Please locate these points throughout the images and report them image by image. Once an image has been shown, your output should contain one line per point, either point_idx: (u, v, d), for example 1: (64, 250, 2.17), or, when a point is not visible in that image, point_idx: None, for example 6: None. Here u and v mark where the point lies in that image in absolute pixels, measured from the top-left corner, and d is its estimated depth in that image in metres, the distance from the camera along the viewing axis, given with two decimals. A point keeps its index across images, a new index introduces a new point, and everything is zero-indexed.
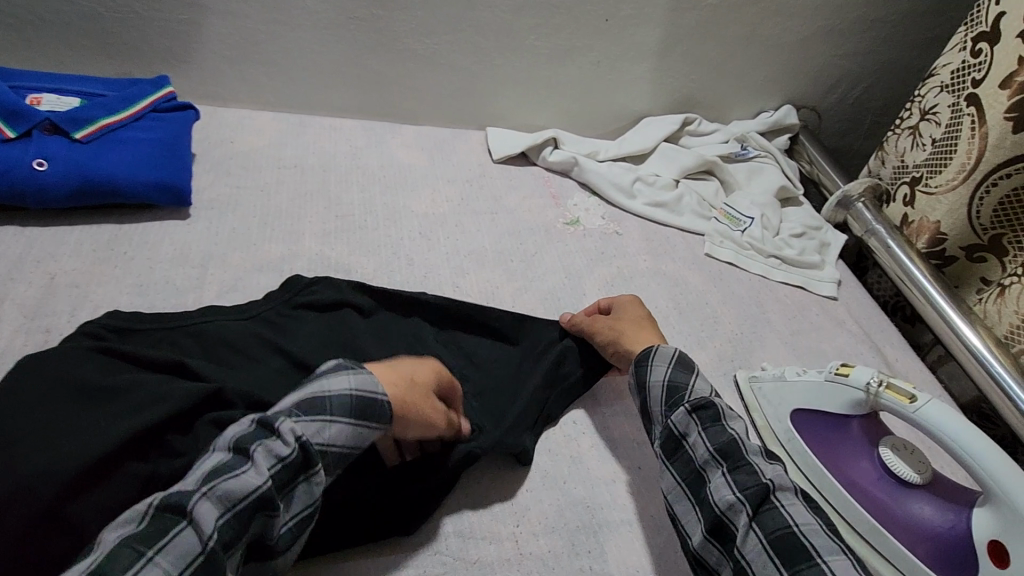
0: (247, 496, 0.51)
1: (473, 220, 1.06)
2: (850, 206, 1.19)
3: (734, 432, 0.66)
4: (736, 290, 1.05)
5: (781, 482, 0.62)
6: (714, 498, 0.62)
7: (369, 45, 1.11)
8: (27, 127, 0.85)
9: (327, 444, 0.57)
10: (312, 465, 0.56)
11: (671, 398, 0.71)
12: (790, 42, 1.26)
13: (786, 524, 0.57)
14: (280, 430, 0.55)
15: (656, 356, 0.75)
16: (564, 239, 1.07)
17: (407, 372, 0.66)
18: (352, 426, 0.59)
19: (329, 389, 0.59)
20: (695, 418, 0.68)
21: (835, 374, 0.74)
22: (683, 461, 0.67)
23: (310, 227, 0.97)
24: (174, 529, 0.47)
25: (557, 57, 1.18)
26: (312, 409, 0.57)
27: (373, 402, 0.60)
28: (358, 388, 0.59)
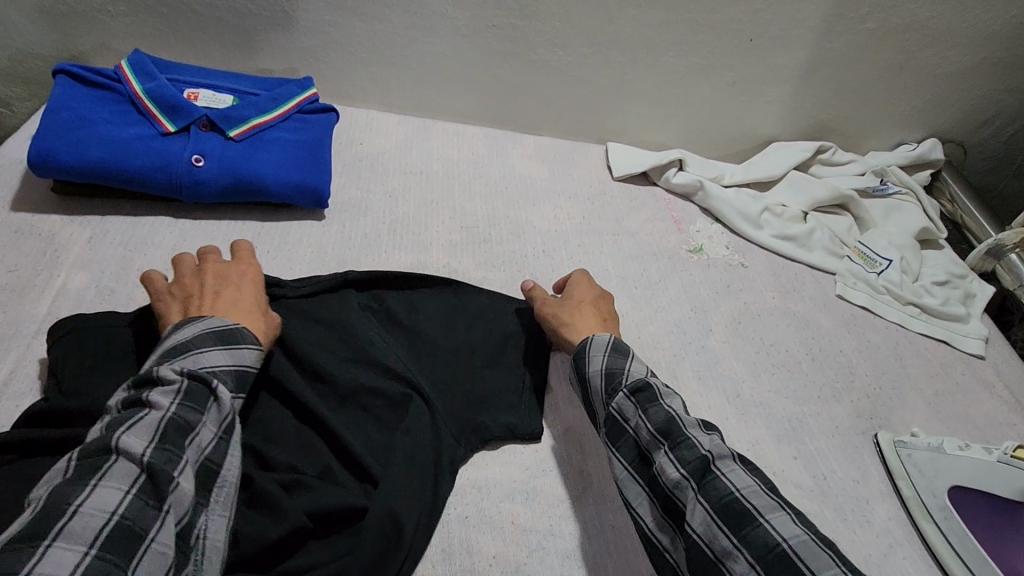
0: (163, 421, 0.51)
1: (594, 240, 1.03)
2: (1001, 257, 1.10)
3: (669, 409, 0.64)
4: (872, 338, 0.98)
5: (719, 451, 0.61)
6: (662, 479, 0.61)
7: (501, 54, 1.10)
8: (185, 123, 0.89)
9: (213, 368, 0.58)
10: (211, 384, 0.56)
11: (610, 386, 0.68)
12: (947, 71, 1.16)
13: (727, 490, 0.57)
14: (161, 372, 0.54)
15: (592, 346, 0.72)
16: (688, 267, 1.03)
17: (235, 303, 0.66)
18: (226, 351, 0.60)
19: (183, 337, 0.59)
20: (633, 401, 0.66)
21: (1012, 454, 0.72)
22: (626, 446, 0.65)
23: (437, 237, 0.97)
24: (104, 465, 0.47)
25: (691, 75, 1.13)
26: (178, 351, 0.57)
27: (233, 332, 0.61)
28: (204, 326, 0.60)
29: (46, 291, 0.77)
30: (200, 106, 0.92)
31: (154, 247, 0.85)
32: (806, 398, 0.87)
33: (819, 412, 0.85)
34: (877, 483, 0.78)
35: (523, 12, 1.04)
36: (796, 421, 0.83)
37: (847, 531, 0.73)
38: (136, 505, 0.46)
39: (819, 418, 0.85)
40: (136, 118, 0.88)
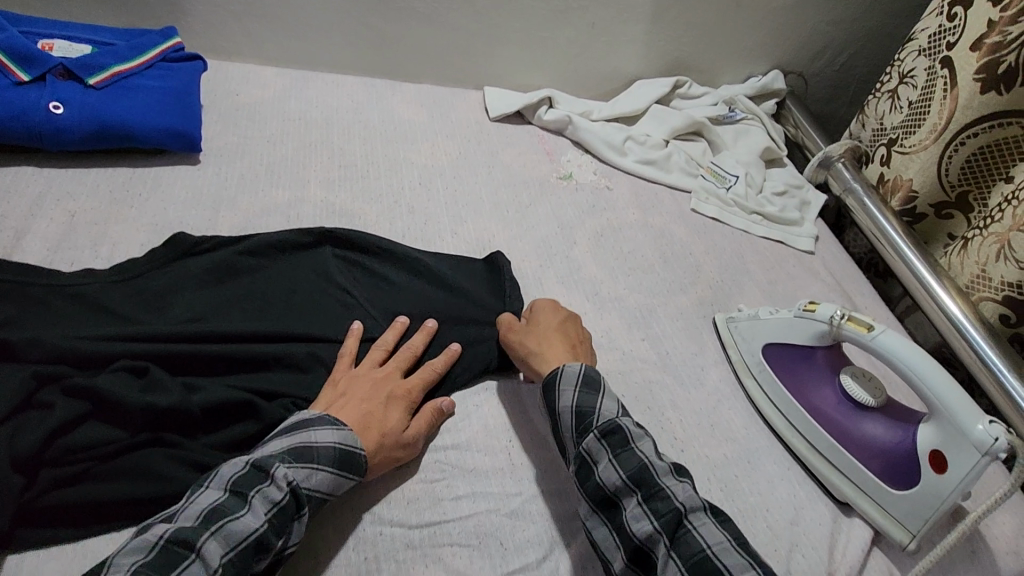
0: (246, 541, 0.55)
1: (469, 173, 1.11)
2: (830, 167, 1.24)
3: (640, 455, 0.66)
4: (719, 242, 1.11)
5: (692, 503, 0.63)
6: (631, 529, 0.62)
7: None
8: (40, 72, 0.88)
9: (314, 489, 0.61)
10: (302, 511, 0.59)
11: (580, 425, 0.69)
12: (779, 7, 1.30)
13: (699, 545, 0.59)
14: (275, 477, 0.59)
15: (562, 379, 0.72)
16: (557, 193, 1.12)
17: (380, 416, 0.69)
18: (335, 477, 0.63)
19: (315, 440, 0.63)
20: (603, 444, 0.67)
21: (803, 310, 0.80)
22: (593, 490, 0.66)
23: (315, 176, 1.02)
24: (182, 564, 0.51)
25: (552, 17, 1.21)
26: (301, 456, 0.61)
27: (353, 455, 0.64)
28: (337, 441, 0.64)
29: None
30: (55, 56, 0.91)
31: (18, 195, 0.86)
32: (657, 292, 0.98)
33: (666, 303, 0.97)
34: (712, 353, 0.91)
35: None
36: (645, 311, 0.95)
37: (682, 392, 0.85)
38: None
39: (666, 307, 0.96)
40: None
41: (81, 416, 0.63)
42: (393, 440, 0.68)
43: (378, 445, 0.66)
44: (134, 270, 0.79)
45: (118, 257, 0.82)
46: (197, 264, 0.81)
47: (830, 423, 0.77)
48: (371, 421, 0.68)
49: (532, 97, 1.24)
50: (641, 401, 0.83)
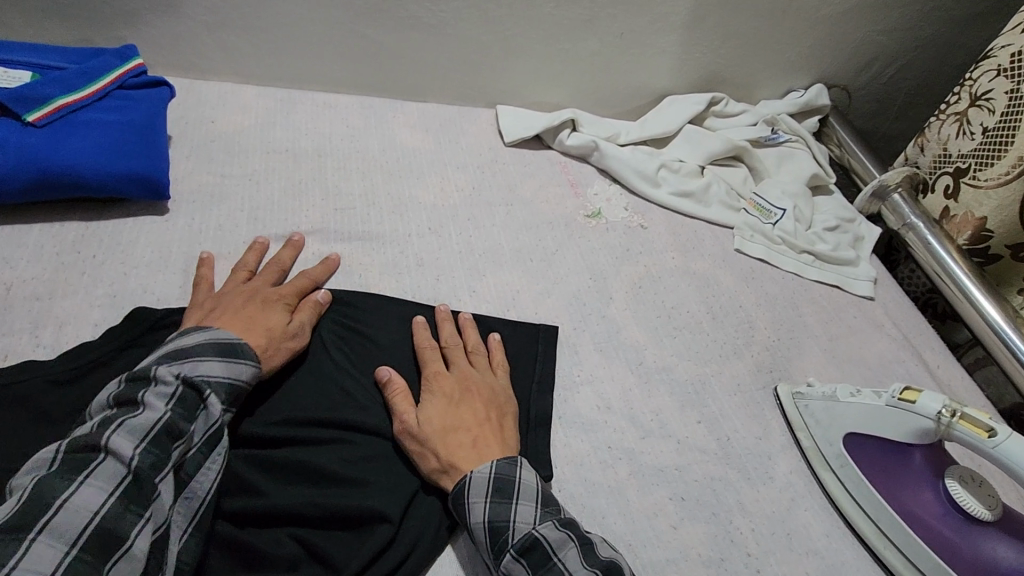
0: (154, 425, 0.53)
1: (487, 212, 0.96)
2: (885, 198, 1.09)
3: (566, 573, 0.54)
4: (770, 289, 0.98)
5: None
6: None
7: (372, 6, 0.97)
8: None
9: (207, 377, 0.59)
10: (204, 392, 0.57)
11: (496, 544, 0.57)
12: (827, 14, 1.15)
13: None
14: (155, 375, 0.56)
15: (468, 492, 0.60)
16: (588, 232, 0.98)
17: (261, 315, 0.69)
18: (225, 362, 0.61)
19: (186, 343, 0.60)
20: (524, 564, 0.55)
21: (898, 399, 0.67)
22: None
23: (310, 222, 0.87)
24: (91, 464, 0.49)
25: (576, 27, 1.06)
26: (178, 356, 0.59)
27: (234, 344, 0.62)
28: (209, 336, 0.61)
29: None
30: None
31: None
32: (709, 358, 0.85)
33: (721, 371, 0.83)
34: (778, 436, 0.78)
35: None
36: (698, 384, 0.81)
37: (750, 491, 0.72)
38: (117, 509, 0.49)
39: (721, 378, 0.83)
40: None
41: None
42: (280, 333, 0.68)
43: (266, 339, 0.66)
44: (84, 363, 0.63)
45: (66, 344, 0.67)
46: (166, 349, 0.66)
47: (931, 535, 0.65)
48: (252, 322, 0.67)
49: (554, 120, 1.09)
50: (704, 506, 0.69)
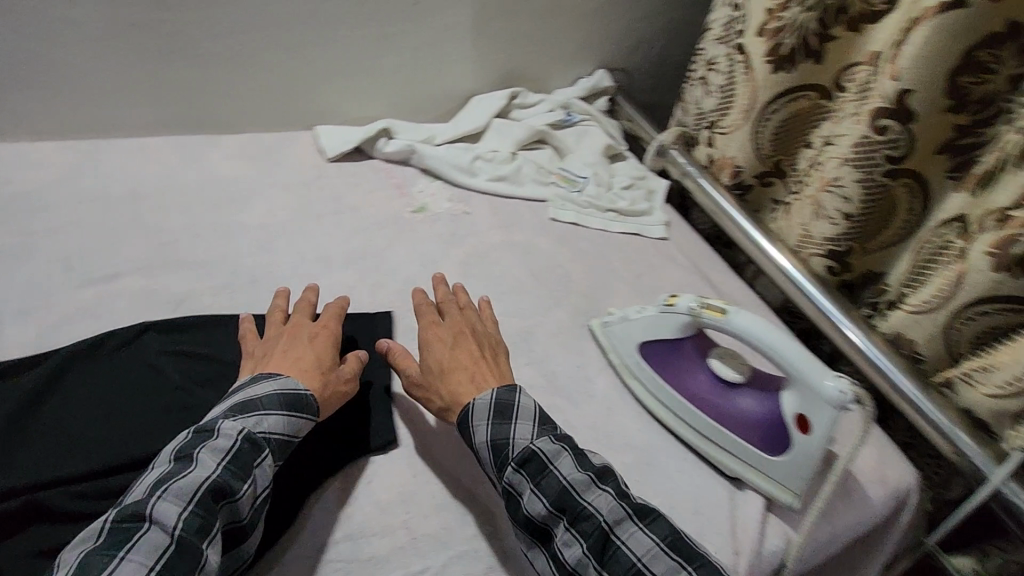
0: (200, 487, 0.59)
1: (313, 232, 1.03)
2: (665, 154, 1.30)
3: (561, 477, 0.68)
4: (582, 246, 1.13)
5: (616, 514, 0.66)
6: (564, 556, 0.65)
7: (169, 44, 1.02)
8: None
9: (269, 432, 0.67)
10: (261, 451, 0.65)
11: (499, 458, 0.71)
12: (594, 10, 1.35)
13: (630, 560, 0.63)
14: (218, 430, 0.64)
15: (473, 415, 0.73)
16: (411, 230, 1.07)
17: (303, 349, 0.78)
18: (288, 418, 0.69)
19: (258, 393, 0.70)
20: (523, 474, 0.69)
21: (665, 305, 0.84)
22: (520, 521, 0.68)
23: (125, 268, 0.88)
24: (135, 534, 0.55)
25: (373, 44, 1.15)
26: (247, 408, 0.68)
27: (298, 397, 0.71)
28: (280, 387, 0.71)
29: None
30: None
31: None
32: (533, 312, 0.97)
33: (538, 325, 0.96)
34: (595, 363, 0.92)
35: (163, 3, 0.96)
36: (524, 335, 0.93)
37: (574, 411, 0.85)
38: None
39: (545, 326, 0.96)
40: None
41: None
42: (336, 377, 0.77)
43: (322, 382, 0.75)
44: None
45: None
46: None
47: (699, 399, 0.82)
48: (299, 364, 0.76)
49: (366, 134, 1.17)
50: None
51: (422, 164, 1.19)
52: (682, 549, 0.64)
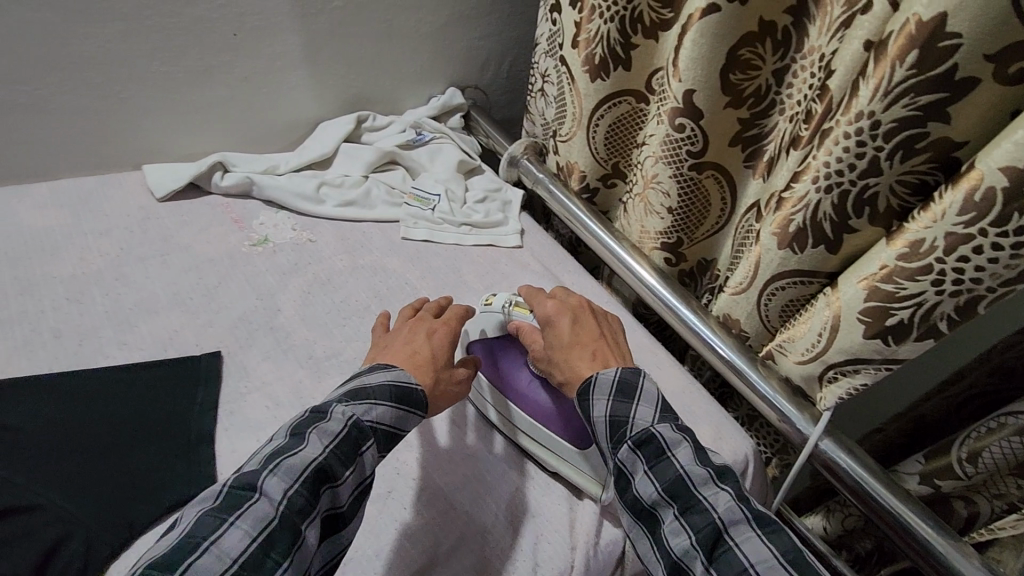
0: (311, 466, 0.50)
1: (447, 254, 0.99)
2: None
3: (677, 466, 0.55)
4: None
5: (734, 514, 0.51)
6: (670, 545, 0.53)
7: (350, 93, 1.13)
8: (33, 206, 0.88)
9: (377, 423, 0.56)
10: (364, 443, 0.54)
11: (617, 434, 0.60)
12: None
13: (740, 565, 0.48)
14: (331, 414, 0.54)
15: (594, 388, 0.63)
16: (543, 269, 1.01)
17: (423, 348, 0.67)
18: (396, 411, 0.58)
19: (372, 381, 0.60)
20: (638, 454, 0.57)
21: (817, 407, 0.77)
22: (632, 503, 0.57)
23: (268, 270, 0.88)
24: (244, 503, 0.46)
25: None
26: (358, 396, 0.57)
27: (409, 391, 0.60)
28: (389, 378, 0.60)
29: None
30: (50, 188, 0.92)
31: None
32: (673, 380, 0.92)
33: (669, 383, 0.86)
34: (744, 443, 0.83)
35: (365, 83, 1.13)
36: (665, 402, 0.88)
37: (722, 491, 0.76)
38: (257, 557, 0.44)
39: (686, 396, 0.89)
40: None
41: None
42: (446, 376, 0.67)
43: (432, 380, 0.64)
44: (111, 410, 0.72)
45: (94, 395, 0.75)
46: (112, 396, 0.69)
47: (857, 503, 0.73)
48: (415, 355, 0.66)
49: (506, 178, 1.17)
50: None
51: (549, 223, 1.20)
52: (808, 573, 0.47)
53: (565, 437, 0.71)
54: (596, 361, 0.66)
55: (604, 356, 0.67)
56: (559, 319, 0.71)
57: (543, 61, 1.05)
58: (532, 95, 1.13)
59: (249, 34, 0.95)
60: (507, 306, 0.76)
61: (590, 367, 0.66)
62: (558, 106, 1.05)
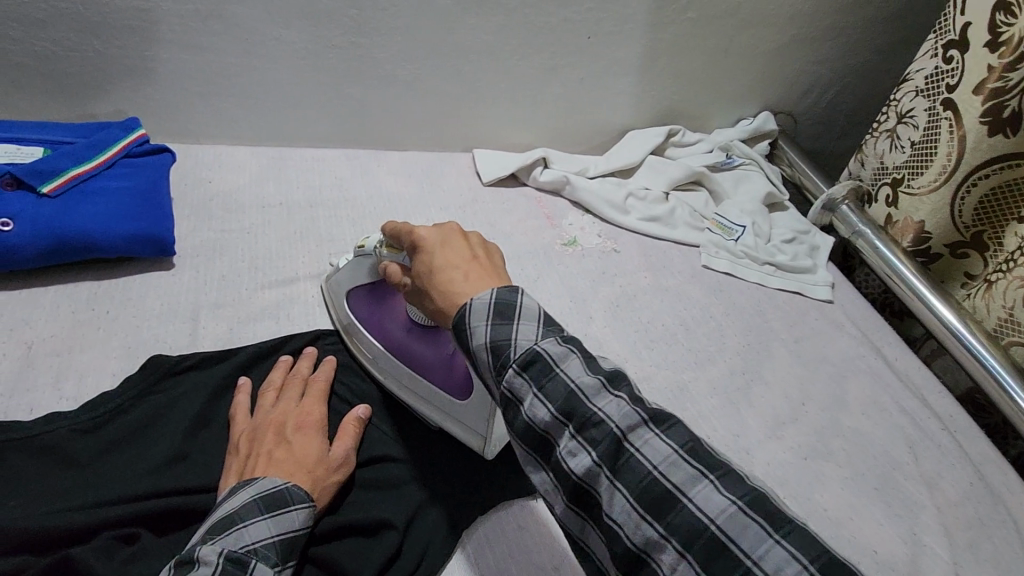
0: None
1: (750, 292, 0.92)
2: None
3: (566, 380, 0.41)
4: None
5: (630, 419, 0.40)
6: (567, 469, 0.40)
7: (666, 104, 1.09)
8: (384, 168, 0.97)
9: (255, 544, 0.45)
10: (249, 566, 0.42)
11: (498, 367, 0.43)
12: None
13: (642, 470, 0.38)
14: (196, 557, 0.42)
15: (469, 313, 0.45)
16: (860, 333, 0.89)
17: (294, 450, 0.53)
18: (274, 520, 0.47)
19: (225, 509, 0.46)
20: (527, 378, 0.42)
21: None
22: (522, 434, 0.42)
23: (579, 273, 0.88)
24: None
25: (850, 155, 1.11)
26: (214, 527, 0.45)
27: (281, 492, 0.48)
28: (252, 492, 0.47)
29: (188, 280, 0.72)
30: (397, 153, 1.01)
31: (296, 247, 0.80)
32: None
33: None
34: None
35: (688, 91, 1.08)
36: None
37: None
38: None
39: None
40: (349, 158, 0.97)
41: (393, 556, 0.52)
42: (319, 466, 0.54)
43: (305, 479, 0.52)
44: None
45: None
46: None
47: None
48: (279, 460, 0.52)
49: (815, 220, 1.06)
50: None
51: (851, 275, 1.08)
52: (766, 509, 0.36)
53: (440, 385, 0.62)
54: (468, 281, 0.47)
55: (473, 275, 0.48)
56: (421, 245, 0.52)
57: (907, 99, 0.93)
58: (874, 133, 1.01)
59: (601, 37, 0.96)
60: (377, 247, 0.61)
61: (464, 285, 0.47)
62: (915, 153, 0.92)
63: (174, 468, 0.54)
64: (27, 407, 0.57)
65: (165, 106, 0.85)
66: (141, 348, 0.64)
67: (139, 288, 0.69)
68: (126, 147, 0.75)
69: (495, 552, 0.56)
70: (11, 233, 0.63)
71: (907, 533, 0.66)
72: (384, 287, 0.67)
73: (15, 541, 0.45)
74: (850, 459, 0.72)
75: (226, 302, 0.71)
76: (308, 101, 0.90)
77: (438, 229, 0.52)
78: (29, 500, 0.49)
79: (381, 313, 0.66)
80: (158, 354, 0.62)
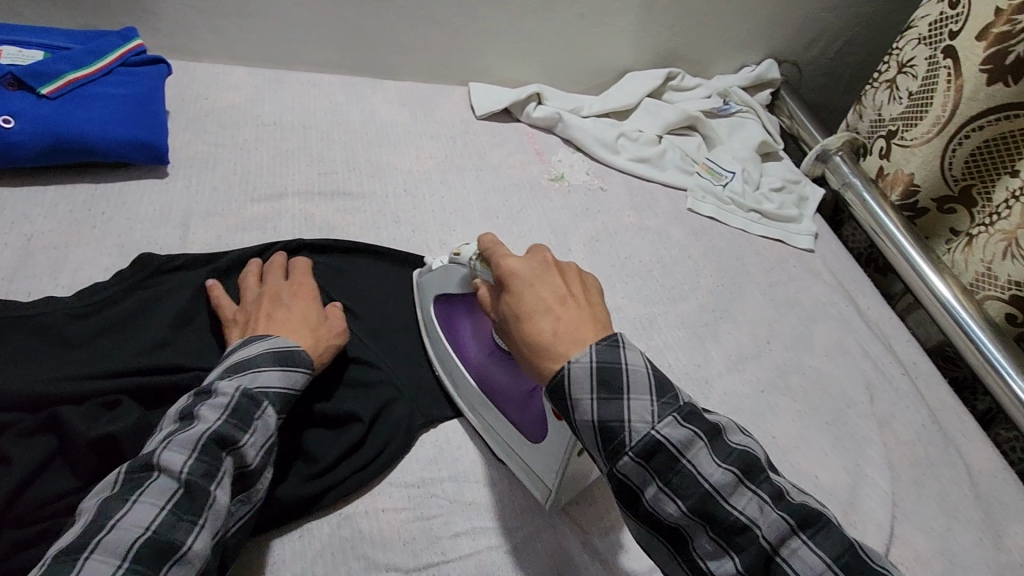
0: (205, 435, 0.44)
1: (731, 236, 0.93)
2: None
3: (681, 464, 0.41)
4: None
5: (744, 494, 0.40)
6: (689, 550, 0.42)
7: (667, 45, 1.07)
8: (378, 96, 0.98)
9: (264, 387, 0.50)
10: (259, 404, 0.48)
11: (609, 442, 0.43)
12: None
13: (767, 552, 0.39)
14: (215, 390, 0.47)
15: (570, 380, 0.44)
16: (836, 282, 0.90)
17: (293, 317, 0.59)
18: (283, 371, 0.52)
19: (241, 355, 0.52)
20: (641, 465, 0.41)
21: None
22: (635, 515, 0.43)
23: (564, 209, 0.90)
24: (146, 481, 0.42)
25: None
26: (232, 370, 0.50)
27: (292, 352, 0.54)
28: (266, 345, 0.53)
29: (181, 189, 0.75)
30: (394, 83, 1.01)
31: (287, 166, 0.82)
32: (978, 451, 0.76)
33: (974, 457, 0.73)
34: None
35: (689, 31, 1.06)
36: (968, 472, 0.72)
37: None
38: (169, 522, 0.41)
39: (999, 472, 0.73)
40: (347, 86, 0.97)
41: (353, 444, 0.56)
42: (320, 333, 0.59)
43: (308, 342, 0.57)
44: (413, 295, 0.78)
45: None
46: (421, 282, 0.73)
47: None
48: (291, 324, 0.58)
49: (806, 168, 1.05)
50: None
51: (839, 231, 1.08)
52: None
53: (515, 424, 0.58)
54: (561, 335, 0.46)
55: (568, 326, 0.46)
56: (509, 282, 0.50)
57: (909, 48, 0.91)
58: (874, 84, 1.00)
59: None
60: (473, 260, 0.58)
61: (556, 340, 0.45)
62: (911, 104, 0.91)
63: (156, 353, 0.58)
64: (26, 292, 0.61)
65: (163, 20, 0.86)
66: (134, 247, 0.67)
67: (134, 193, 0.72)
68: (123, 56, 0.76)
69: (451, 447, 0.61)
70: (13, 131, 0.66)
71: (849, 463, 0.69)
72: (472, 303, 0.63)
73: (6, 401, 0.49)
74: (807, 396, 0.74)
75: (217, 212, 0.74)
76: (305, 24, 0.91)
77: (531, 263, 0.50)
78: (25, 369, 0.54)
79: (467, 331, 0.63)
80: (148, 252, 0.65)
